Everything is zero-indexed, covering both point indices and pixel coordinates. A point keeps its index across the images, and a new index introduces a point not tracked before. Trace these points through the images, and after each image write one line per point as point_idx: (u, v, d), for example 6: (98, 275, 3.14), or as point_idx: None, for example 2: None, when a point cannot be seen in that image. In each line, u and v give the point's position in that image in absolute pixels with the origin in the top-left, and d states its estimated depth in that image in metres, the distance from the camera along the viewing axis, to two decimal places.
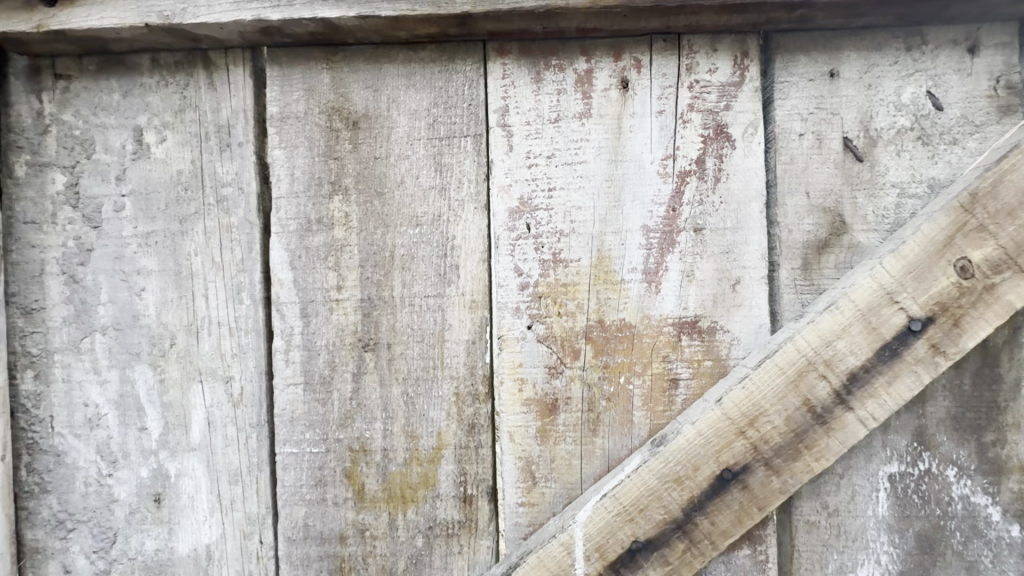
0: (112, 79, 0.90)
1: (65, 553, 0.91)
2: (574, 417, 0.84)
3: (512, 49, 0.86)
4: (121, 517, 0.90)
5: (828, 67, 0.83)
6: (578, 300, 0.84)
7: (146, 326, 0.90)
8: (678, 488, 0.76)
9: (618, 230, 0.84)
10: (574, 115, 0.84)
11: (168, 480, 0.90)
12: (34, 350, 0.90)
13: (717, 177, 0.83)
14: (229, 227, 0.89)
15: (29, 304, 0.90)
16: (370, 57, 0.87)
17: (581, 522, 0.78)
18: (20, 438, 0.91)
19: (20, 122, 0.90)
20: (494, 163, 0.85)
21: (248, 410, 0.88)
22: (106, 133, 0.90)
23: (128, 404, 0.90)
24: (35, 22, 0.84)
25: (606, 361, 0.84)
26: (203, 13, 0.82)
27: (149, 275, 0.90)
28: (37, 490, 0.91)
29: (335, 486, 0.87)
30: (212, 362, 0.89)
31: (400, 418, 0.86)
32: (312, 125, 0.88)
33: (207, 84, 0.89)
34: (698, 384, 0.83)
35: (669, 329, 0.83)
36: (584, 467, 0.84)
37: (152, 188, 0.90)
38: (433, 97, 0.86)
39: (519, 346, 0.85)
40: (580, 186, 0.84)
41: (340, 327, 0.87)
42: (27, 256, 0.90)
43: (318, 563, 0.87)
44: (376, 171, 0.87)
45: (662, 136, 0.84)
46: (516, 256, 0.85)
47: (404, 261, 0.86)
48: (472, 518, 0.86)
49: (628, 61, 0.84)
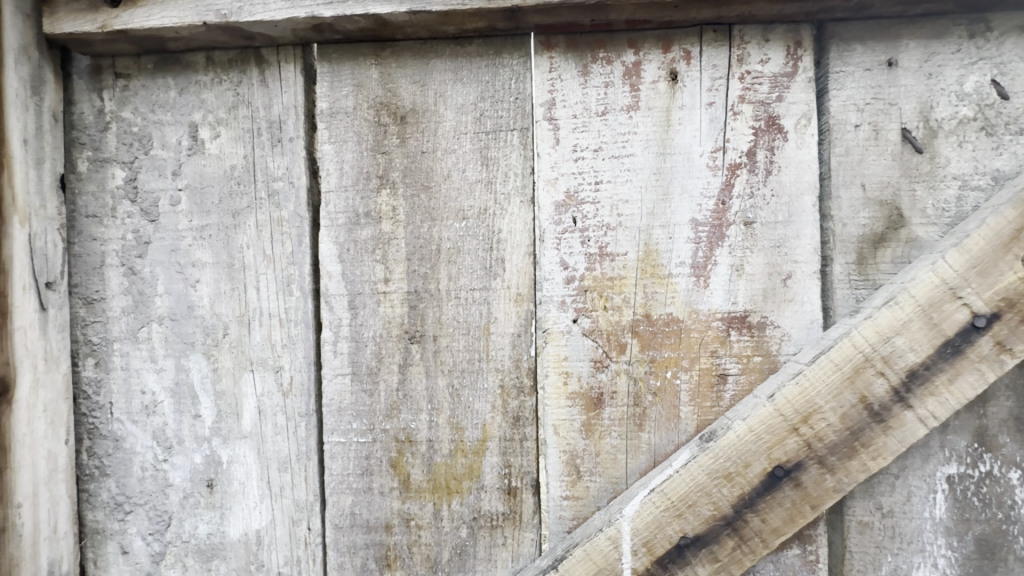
0: (169, 78, 0.93)
1: (123, 534, 0.94)
2: (620, 411, 0.84)
3: (559, 42, 0.85)
4: (176, 502, 0.93)
5: (885, 56, 0.81)
6: (624, 294, 0.84)
7: (200, 317, 0.93)
8: (728, 484, 0.75)
9: (666, 223, 0.83)
10: (622, 108, 0.84)
11: (220, 466, 0.92)
12: (95, 339, 0.94)
13: (768, 169, 0.82)
14: (280, 221, 0.91)
15: (90, 294, 0.94)
16: (417, 52, 0.88)
17: (628, 516, 0.77)
18: (82, 423, 0.94)
19: (82, 120, 0.94)
20: (540, 157, 0.85)
21: (298, 400, 0.90)
22: (163, 129, 0.93)
23: (183, 391, 0.93)
24: (100, 23, 0.87)
25: (652, 355, 0.83)
26: (259, 11, 0.84)
27: (203, 267, 0.92)
28: (96, 474, 0.94)
29: (381, 476, 0.89)
30: (262, 352, 0.91)
31: (446, 409, 0.87)
32: (360, 120, 0.89)
33: (260, 81, 0.91)
34: (747, 380, 0.82)
35: (717, 324, 0.82)
36: (629, 462, 0.84)
37: (207, 183, 0.92)
38: (480, 91, 0.87)
39: (564, 339, 0.85)
40: (627, 179, 0.84)
41: (387, 319, 0.88)
42: (88, 248, 0.94)
43: (364, 550, 0.89)
44: (424, 166, 0.88)
45: (711, 128, 0.83)
46: (562, 250, 0.85)
47: (451, 254, 0.87)
48: (516, 510, 0.86)
49: (677, 53, 0.83)
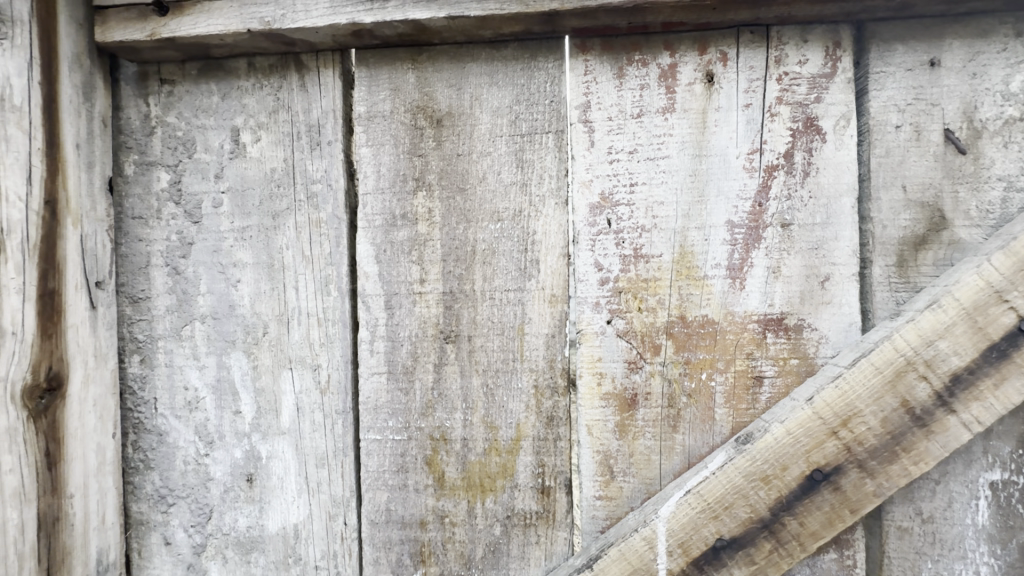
0: (212, 83, 0.96)
1: (166, 526, 0.98)
2: (654, 412, 0.84)
3: (595, 45, 0.86)
4: (216, 495, 0.96)
5: (928, 56, 0.80)
6: (659, 295, 0.84)
7: (241, 316, 0.95)
8: (765, 487, 0.75)
9: (702, 225, 0.83)
10: (657, 110, 0.84)
11: (259, 461, 0.95)
12: (141, 336, 0.97)
13: (806, 171, 0.81)
14: (319, 222, 0.93)
15: (136, 293, 0.97)
16: (454, 56, 0.89)
17: (663, 517, 0.77)
18: (128, 417, 0.98)
19: (129, 124, 0.97)
20: (575, 160, 0.86)
21: (335, 398, 0.92)
22: (206, 133, 0.96)
23: (224, 388, 0.96)
24: (149, 31, 0.90)
25: (687, 357, 0.84)
26: (301, 18, 0.86)
27: (244, 267, 0.95)
28: (141, 467, 0.98)
29: (416, 473, 0.90)
30: (301, 351, 0.93)
31: (480, 408, 0.88)
32: (397, 124, 0.91)
33: (300, 86, 0.94)
34: (784, 383, 0.81)
35: (753, 326, 0.82)
36: (663, 463, 0.84)
37: (248, 186, 0.95)
38: (515, 94, 0.88)
39: (598, 340, 0.86)
40: (662, 181, 0.84)
41: (423, 319, 0.90)
42: (134, 248, 0.97)
43: (399, 546, 0.91)
44: (459, 168, 0.89)
45: (748, 130, 0.82)
46: (596, 251, 0.85)
47: (486, 255, 0.88)
48: (550, 509, 0.87)
49: (714, 55, 0.83)
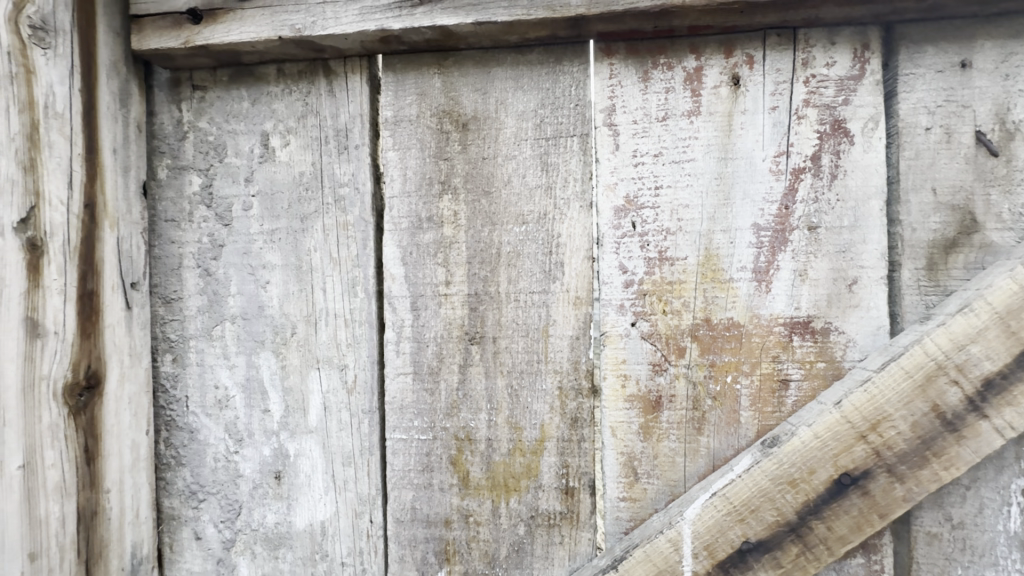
0: (242, 89, 0.98)
1: (197, 521, 1.00)
2: (679, 414, 0.85)
3: (620, 49, 0.87)
4: (246, 492, 0.98)
5: (959, 57, 0.79)
6: (684, 298, 0.84)
7: (270, 316, 0.97)
8: (792, 490, 0.75)
9: (727, 228, 0.83)
10: (682, 113, 0.84)
11: (288, 459, 0.97)
12: (173, 336, 1.00)
13: (833, 174, 0.81)
14: (346, 225, 0.95)
15: (169, 294, 1.00)
16: (479, 61, 0.91)
17: (689, 519, 0.78)
18: (160, 415, 1.00)
19: (162, 129, 1.00)
20: (600, 163, 0.87)
21: (361, 398, 0.94)
22: (236, 138, 0.98)
23: (254, 387, 0.98)
24: (183, 39, 0.93)
25: (712, 359, 0.84)
26: (331, 25, 0.88)
27: (273, 269, 0.97)
28: (173, 463, 1.00)
29: (441, 473, 0.91)
30: (328, 351, 0.95)
31: (505, 409, 0.89)
32: (423, 128, 0.92)
33: (328, 91, 0.95)
34: (810, 386, 0.81)
35: (780, 329, 0.82)
36: (687, 465, 0.85)
37: (277, 189, 0.97)
38: (540, 98, 0.89)
39: (622, 342, 0.86)
40: (687, 184, 0.84)
41: (448, 320, 0.91)
42: (167, 250, 1.00)
43: (424, 544, 0.92)
44: (484, 171, 0.90)
45: (774, 132, 0.82)
46: (621, 254, 0.86)
47: (511, 258, 0.89)
48: (574, 509, 0.88)
49: (740, 58, 0.83)
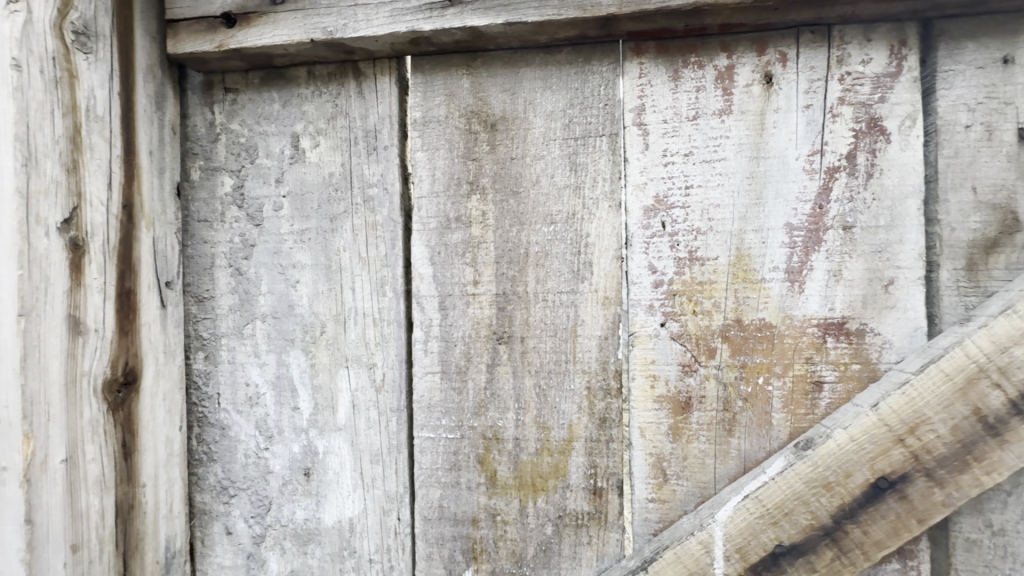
0: (273, 91, 0.99)
1: (227, 516, 1.02)
2: (709, 416, 0.84)
3: (649, 48, 0.86)
4: (276, 488, 1.00)
5: (1001, 53, 0.78)
6: (714, 299, 0.84)
7: (300, 315, 0.98)
8: (827, 494, 0.74)
9: (759, 228, 0.82)
10: (713, 112, 0.84)
11: (317, 456, 0.98)
12: (205, 334, 1.02)
13: (869, 173, 0.80)
14: (375, 225, 0.95)
15: (201, 293, 1.02)
16: (508, 62, 0.91)
17: (721, 522, 0.77)
18: (193, 411, 1.02)
19: (195, 131, 1.02)
20: (629, 162, 0.86)
21: (389, 396, 0.95)
22: (267, 140, 1.00)
23: (284, 384, 0.99)
24: (217, 42, 0.95)
25: (743, 360, 0.83)
26: (362, 27, 0.89)
27: (303, 268, 0.98)
28: (205, 459, 1.02)
29: (469, 471, 0.92)
30: (357, 350, 0.96)
31: (532, 408, 0.89)
32: (452, 128, 0.93)
33: (357, 93, 0.96)
34: (844, 389, 0.80)
35: (813, 330, 0.81)
36: (717, 467, 0.84)
37: (307, 189, 0.98)
38: (569, 98, 0.89)
39: (651, 343, 0.86)
40: (718, 183, 0.84)
41: (476, 320, 0.91)
42: (200, 250, 1.02)
43: (452, 542, 0.93)
44: (513, 171, 0.90)
45: (808, 131, 0.81)
46: (650, 254, 0.86)
47: (539, 258, 0.89)
48: (602, 510, 0.87)
49: (772, 56, 0.82)
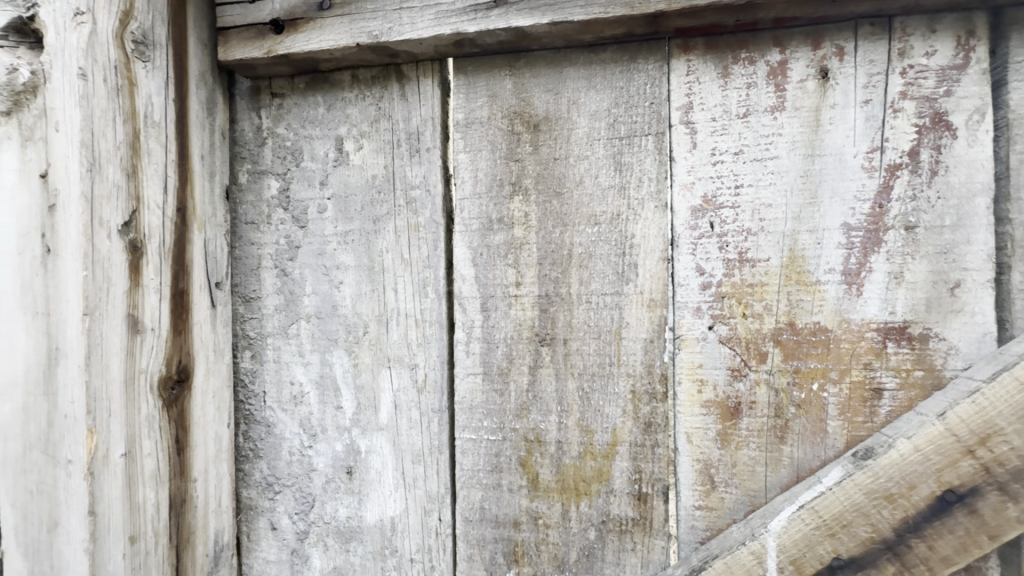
0: (318, 95, 1.01)
1: (272, 512, 1.04)
2: (759, 422, 0.82)
3: (698, 44, 0.84)
4: (319, 485, 1.01)
5: None
6: (766, 301, 0.81)
7: (343, 316, 1.00)
8: (889, 506, 0.71)
9: (814, 228, 0.80)
10: (765, 109, 0.81)
11: (359, 455, 0.99)
12: (252, 333, 1.04)
13: (933, 170, 0.76)
14: (417, 226, 0.96)
15: (249, 293, 1.04)
16: (552, 62, 0.90)
17: (774, 532, 0.75)
18: (240, 409, 1.05)
19: (243, 136, 1.04)
20: (676, 162, 0.85)
21: (431, 397, 0.95)
22: (312, 143, 1.01)
23: (327, 384, 1.01)
24: (266, 49, 0.97)
25: (796, 365, 0.80)
26: (407, 30, 0.90)
27: (346, 269, 0.99)
28: (251, 455, 1.05)
29: (510, 474, 0.91)
30: (399, 350, 0.96)
31: (576, 411, 0.88)
32: (494, 129, 0.93)
33: (400, 95, 0.97)
34: (906, 396, 0.77)
35: (872, 335, 0.78)
36: (769, 475, 0.82)
37: (351, 191, 0.99)
38: (614, 97, 0.87)
39: (699, 346, 0.84)
40: (770, 182, 0.81)
41: (519, 321, 0.91)
42: (248, 252, 1.04)
43: (493, 544, 0.93)
44: (556, 172, 0.90)
45: (867, 127, 0.78)
46: (698, 255, 0.84)
47: (583, 259, 0.88)
48: (647, 516, 0.86)
49: (828, 50, 0.79)
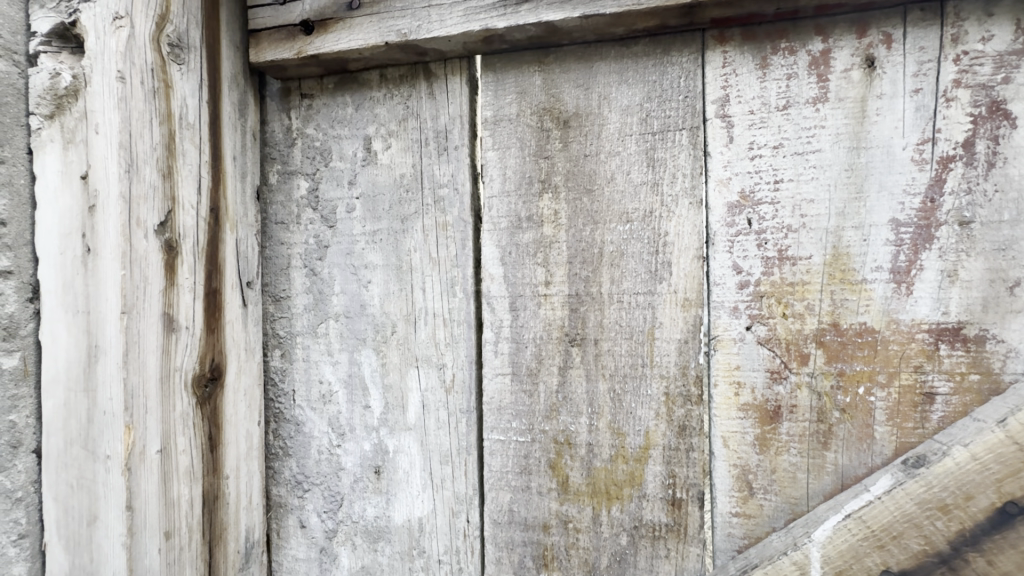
0: (347, 95, 1.01)
1: (301, 510, 1.05)
2: (800, 427, 0.79)
3: (734, 35, 0.81)
4: (347, 484, 1.02)
5: None
6: (808, 301, 0.78)
7: (371, 315, 0.99)
8: (943, 517, 0.67)
9: (860, 224, 0.76)
10: (807, 101, 0.78)
11: (387, 454, 0.99)
12: (282, 332, 1.05)
13: (990, 162, 0.72)
14: (445, 225, 0.95)
15: (279, 292, 1.05)
16: (582, 57, 0.89)
17: (818, 542, 0.72)
18: (270, 407, 1.06)
19: (274, 137, 1.05)
20: (712, 156, 0.82)
21: (459, 397, 0.94)
22: (341, 143, 1.02)
23: (356, 383, 1.01)
24: (296, 50, 0.97)
25: (840, 368, 0.77)
26: (436, 27, 0.89)
27: (375, 268, 0.99)
28: (281, 453, 1.05)
29: (539, 476, 0.90)
30: (427, 349, 0.96)
31: (607, 414, 0.86)
32: (524, 127, 0.91)
33: (428, 94, 0.96)
34: (960, 402, 0.73)
35: (923, 336, 0.74)
36: (811, 482, 0.78)
37: (379, 191, 0.99)
38: (647, 91, 0.85)
39: (736, 348, 0.81)
40: (813, 177, 0.78)
41: (548, 321, 0.89)
42: (278, 252, 1.05)
43: (522, 547, 0.91)
44: (587, 169, 0.88)
45: (917, 118, 0.74)
46: (735, 253, 0.81)
47: (614, 258, 0.86)
48: (681, 522, 0.83)
49: (875, 37, 0.76)
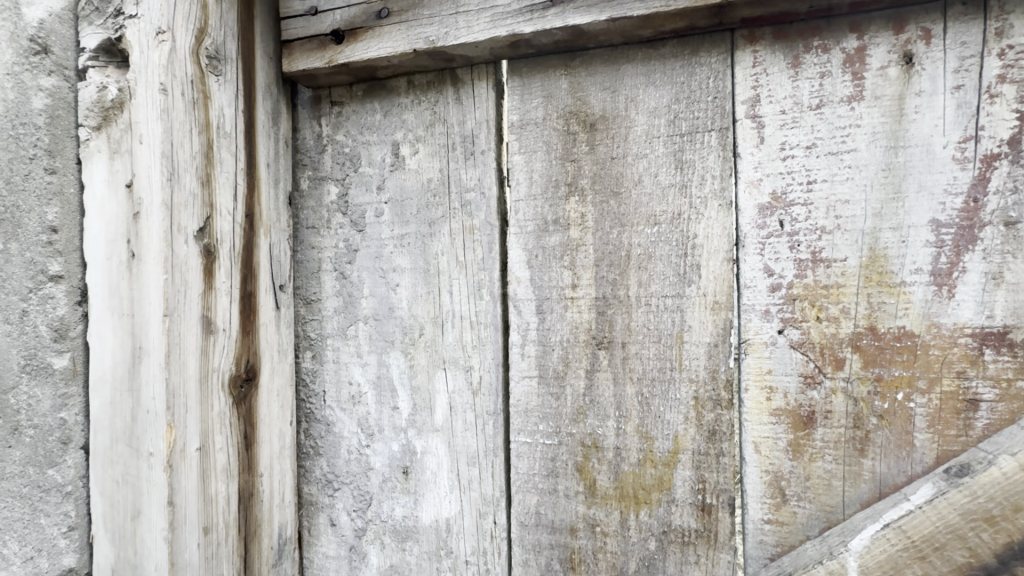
0: (376, 102, 1.03)
1: (332, 508, 1.07)
2: (836, 433, 0.77)
3: (765, 34, 0.80)
4: (376, 484, 1.03)
5: None
6: (843, 304, 0.76)
7: (400, 317, 1.01)
8: (990, 529, 0.65)
9: (898, 225, 0.74)
10: (841, 100, 0.76)
11: (415, 455, 1.00)
12: (313, 334, 1.08)
13: None
14: (472, 229, 0.96)
15: (310, 295, 1.08)
16: (609, 59, 0.88)
17: (855, 551, 0.70)
18: (301, 407, 1.08)
19: (305, 143, 1.08)
20: (742, 158, 0.81)
21: (486, 399, 0.95)
22: (369, 149, 1.04)
23: (384, 384, 1.02)
24: (327, 58, 1.00)
25: (878, 373, 0.75)
26: (463, 34, 0.90)
27: (403, 272, 1.01)
28: (312, 452, 1.08)
29: (567, 479, 0.90)
30: (454, 352, 0.97)
31: (635, 417, 0.86)
32: (550, 130, 0.92)
33: (455, 99, 0.98)
34: (1007, 409, 0.70)
35: (966, 341, 0.71)
36: (847, 489, 0.76)
37: (407, 196, 1.01)
38: (675, 93, 0.85)
39: (768, 352, 0.80)
40: (848, 177, 0.76)
41: (575, 324, 0.89)
42: (309, 255, 1.08)
43: (549, 550, 0.91)
44: (613, 171, 0.88)
45: (959, 115, 0.72)
46: (766, 255, 0.80)
47: (642, 260, 0.86)
48: (711, 528, 0.82)
49: (914, 33, 0.74)
